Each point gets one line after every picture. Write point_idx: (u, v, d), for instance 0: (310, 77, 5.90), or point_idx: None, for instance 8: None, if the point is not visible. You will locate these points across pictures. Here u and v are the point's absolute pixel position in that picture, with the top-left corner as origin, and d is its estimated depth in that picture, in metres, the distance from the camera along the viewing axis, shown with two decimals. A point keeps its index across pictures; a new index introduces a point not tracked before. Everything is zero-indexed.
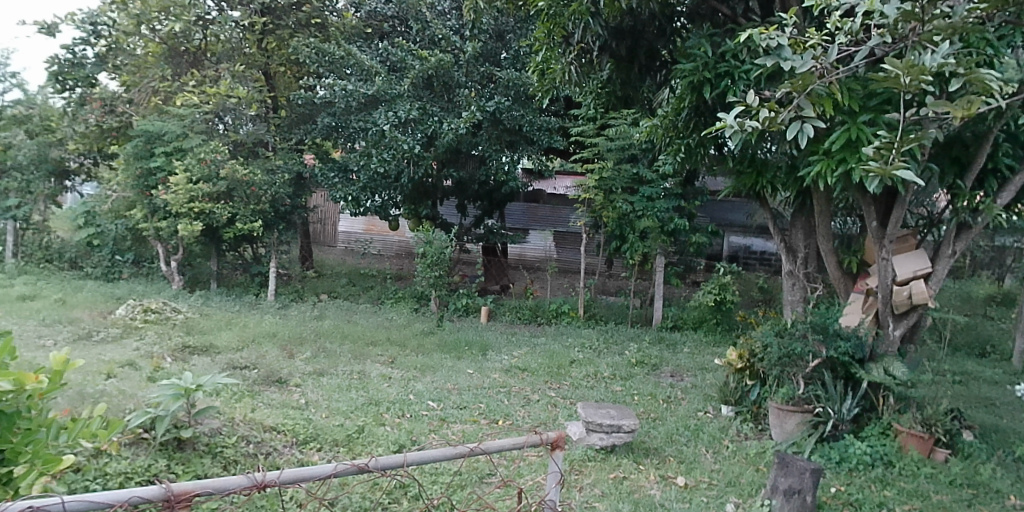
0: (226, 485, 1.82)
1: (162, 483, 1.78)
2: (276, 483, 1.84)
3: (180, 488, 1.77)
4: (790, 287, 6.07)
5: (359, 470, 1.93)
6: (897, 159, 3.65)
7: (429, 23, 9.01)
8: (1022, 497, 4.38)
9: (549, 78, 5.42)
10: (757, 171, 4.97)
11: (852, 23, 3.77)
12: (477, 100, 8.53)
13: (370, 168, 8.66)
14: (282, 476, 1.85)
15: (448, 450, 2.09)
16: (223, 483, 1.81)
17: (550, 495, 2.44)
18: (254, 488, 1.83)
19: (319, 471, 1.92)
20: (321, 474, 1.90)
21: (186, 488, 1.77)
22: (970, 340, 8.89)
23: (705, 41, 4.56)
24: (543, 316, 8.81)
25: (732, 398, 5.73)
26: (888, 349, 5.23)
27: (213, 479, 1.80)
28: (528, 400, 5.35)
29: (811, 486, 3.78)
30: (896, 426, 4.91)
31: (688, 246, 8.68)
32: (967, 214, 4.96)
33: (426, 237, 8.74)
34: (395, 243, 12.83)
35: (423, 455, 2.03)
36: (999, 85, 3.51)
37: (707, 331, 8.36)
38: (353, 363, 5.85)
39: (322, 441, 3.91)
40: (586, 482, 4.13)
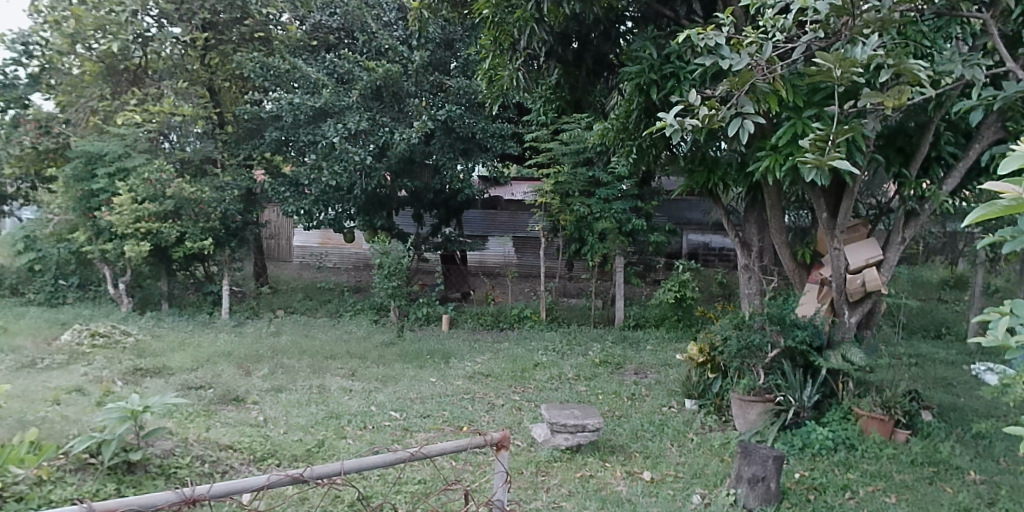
0: (154, 501, 1.80)
1: (82, 503, 1.73)
2: (206, 497, 1.81)
3: (102, 507, 1.73)
4: (746, 281, 6.17)
5: (293, 480, 1.93)
6: (833, 150, 3.78)
7: (375, 34, 9.02)
8: (981, 472, 4.52)
9: (497, 85, 5.41)
10: (708, 169, 5.09)
11: (785, 20, 3.86)
12: (429, 109, 8.62)
13: (322, 180, 8.60)
14: (212, 490, 1.83)
15: (390, 455, 2.10)
16: (150, 500, 1.78)
17: (497, 495, 2.44)
18: (184, 503, 1.82)
19: (254, 482, 1.91)
20: (256, 486, 1.89)
21: (108, 507, 1.73)
22: (926, 324, 9.13)
23: (650, 43, 4.64)
24: (505, 320, 8.82)
25: (695, 392, 5.81)
26: (846, 336, 5.35)
27: (141, 496, 1.76)
28: (492, 405, 5.36)
29: (774, 472, 3.89)
30: (857, 410, 5.04)
31: (647, 246, 8.84)
32: (914, 202, 5.09)
33: (382, 248, 8.72)
34: (353, 255, 12.68)
35: (361, 463, 2.03)
36: (927, 74, 3.63)
37: (670, 327, 8.47)
38: (312, 378, 5.79)
39: (280, 457, 3.86)
40: (553, 483, 4.14)
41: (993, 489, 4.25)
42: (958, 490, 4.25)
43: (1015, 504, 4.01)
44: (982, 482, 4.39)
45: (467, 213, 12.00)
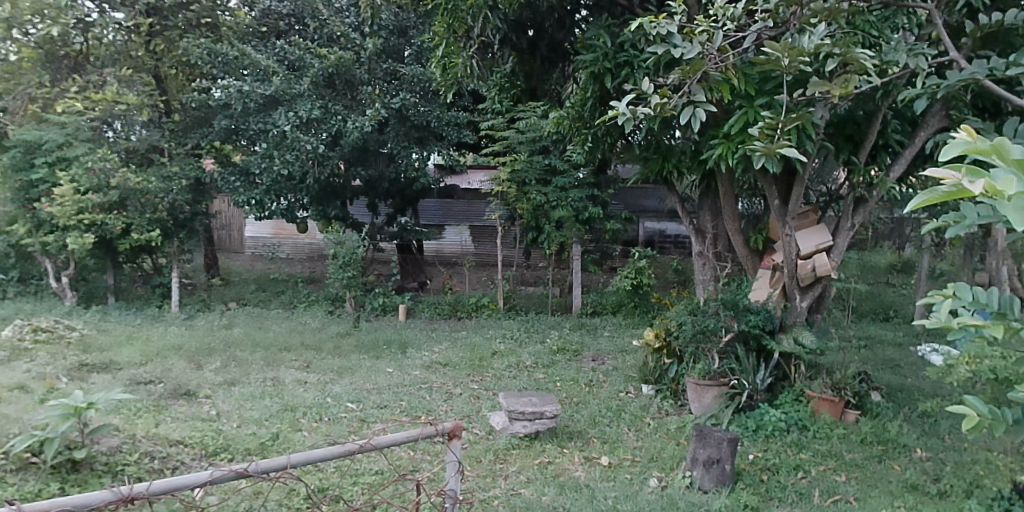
0: (89, 500, 1.76)
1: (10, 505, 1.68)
2: (144, 495, 1.78)
3: (33, 508, 1.68)
4: (701, 267, 6.29)
5: (236, 475, 1.91)
6: (782, 138, 3.86)
7: (327, 20, 8.95)
8: (928, 449, 4.68)
9: (451, 73, 5.32)
10: (662, 157, 5.17)
11: (735, 10, 3.90)
12: (382, 97, 8.56)
13: (273, 170, 8.46)
14: (150, 488, 1.80)
15: (337, 448, 2.09)
16: (84, 499, 1.74)
17: (449, 484, 2.45)
18: (120, 502, 1.78)
19: (196, 479, 1.88)
20: (197, 482, 1.87)
21: (39, 508, 1.68)
22: (874, 307, 9.42)
23: (604, 31, 4.67)
24: (463, 310, 8.82)
25: (652, 378, 5.90)
26: (797, 320, 5.47)
27: (74, 495, 1.72)
28: (450, 394, 5.36)
29: (728, 454, 3.97)
30: (808, 392, 5.18)
31: (603, 234, 8.96)
32: (863, 188, 5.22)
33: (337, 238, 8.61)
34: (306, 246, 12.61)
35: (307, 456, 2.01)
36: (872, 63, 3.72)
37: (626, 314, 8.59)
38: (266, 371, 5.71)
39: (234, 451, 3.80)
40: (512, 470, 4.16)
41: (939, 466, 4.40)
42: (904, 468, 4.40)
43: (959, 479, 4.16)
44: (928, 459, 4.55)
45: (425, 202, 11.94)
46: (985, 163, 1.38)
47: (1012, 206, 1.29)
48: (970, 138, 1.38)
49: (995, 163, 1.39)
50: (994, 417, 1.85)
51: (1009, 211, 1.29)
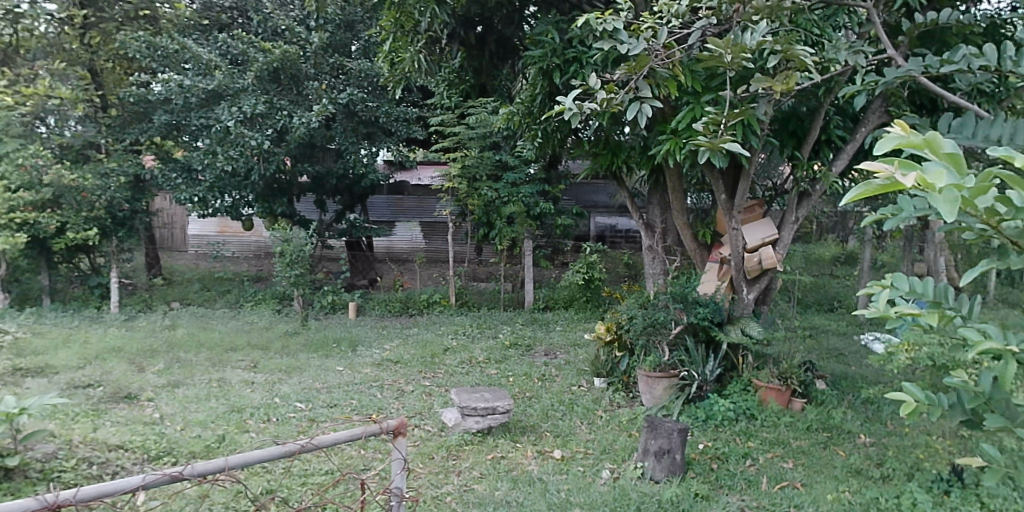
0: (12, 509, 1.70)
1: None
2: (72, 502, 1.73)
3: None
4: (650, 261, 6.40)
5: (171, 479, 1.87)
6: (725, 133, 3.91)
7: (270, 14, 8.77)
8: (870, 435, 4.85)
9: (399, 68, 5.36)
10: (612, 152, 5.24)
11: (678, 6, 3.89)
12: (329, 93, 8.47)
13: (216, 166, 8.28)
14: (79, 494, 1.76)
15: (277, 449, 2.06)
16: (7, 508, 1.68)
17: (395, 482, 2.45)
18: (45, 510, 1.73)
19: (127, 483, 1.83)
20: (129, 487, 1.82)
21: None
22: (819, 298, 9.73)
23: (552, 27, 4.69)
24: (414, 306, 8.78)
25: (603, 371, 5.97)
26: (744, 311, 5.61)
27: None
28: (402, 391, 5.34)
29: (679, 445, 4.05)
30: (756, 381, 5.32)
31: (554, 229, 9.08)
32: (807, 183, 5.39)
33: (283, 235, 8.43)
34: (252, 244, 12.31)
35: (246, 458, 1.98)
36: (812, 60, 3.79)
37: (578, 308, 8.69)
38: (211, 371, 5.58)
39: (177, 454, 3.71)
40: (464, 466, 4.16)
41: (881, 450, 4.57)
42: (849, 453, 4.55)
43: (901, 463, 4.32)
44: (871, 444, 4.71)
45: (373, 198, 11.83)
46: (918, 157, 1.41)
47: (941, 201, 1.33)
48: (904, 134, 1.40)
49: (929, 157, 1.40)
50: (929, 403, 1.81)
51: (938, 206, 1.33)
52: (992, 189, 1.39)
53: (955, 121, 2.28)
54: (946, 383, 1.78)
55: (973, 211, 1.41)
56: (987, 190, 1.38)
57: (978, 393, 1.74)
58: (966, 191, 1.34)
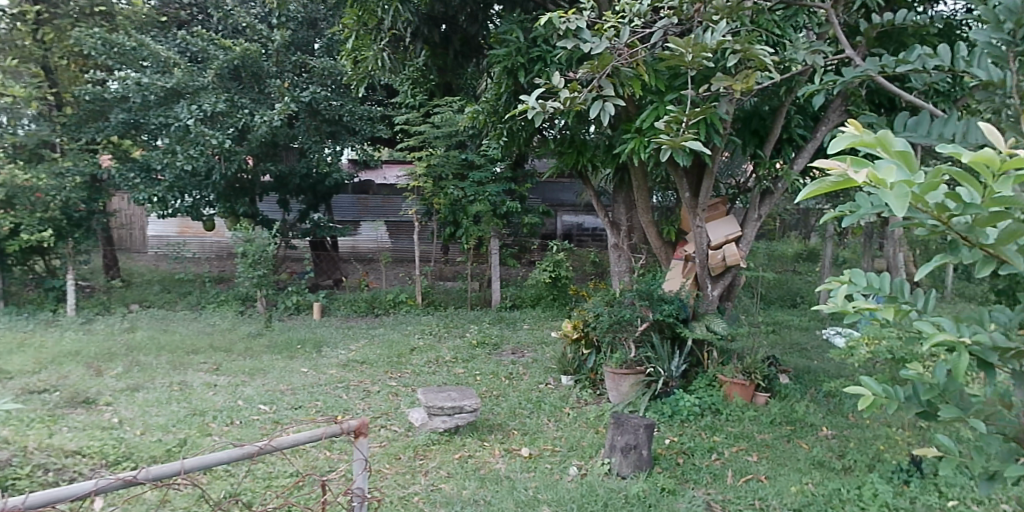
0: None
1: None
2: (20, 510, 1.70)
3: None
4: (616, 259, 6.46)
5: (125, 483, 1.85)
6: (686, 131, 3.94)
7: (231, 11, 8.68)
8: (832, 427, 4.96)
9: (362, 66, 5.33)
10: (577, 151, 5.27)
11: (640, 6, 3.91)
12: (291, 91, 8.38)
13: (176, 166, 8.14)
14: (28, 501, 1.73)
15: (235, 451, 2.05)
16: None
17: (356, 483, 2.45)
18: None
19: (78, 489, 1.80)
20: (80, 493, 1.79)
21: None
22: (782, 294, 9.92)
23: (516, 27, 4.72)
24: (380, 306, 8.75)
25: (570, 368, 6.03)
26: (709, 308, 5.69)
27: None
28: (368, 392, 5.31)
29: (645, 440, 4.10)
30: (720, 377, 5.40)
31: (521, 228, 9.13)
32: (769, 181, 5.48)
33: (246, 235, 8.30)
34: (214, 244, 12.12)
35: (202, 461, 1.97)
36: (771, 59, 3.83)
37: (545, 306, 8.75)
38: (172, 375, 5.49)
39: (137, 459, 3.65)
40: (431, 466, 4.16)
41: (843, 442, 4.67)
42: (811, 445, 4.65)
43: (862, 455, 4.44)
44: (833, 436, 4.82)
45: (339, 198, 11.79)
46: (870, 155, 1.42)
47: (893, 197, 1.34)
48: (857, 133, 1.41)
49: (881, 155, 1.42)
50: (887, 395, 1.81)
51: (890, 202, 1.33)
52: (943, 186, 1.40)
53: (908, 121, 2.31)
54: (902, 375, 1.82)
55: (925, 207, 1.42)
56: (938, 186, 1.39)
57: (933, 385, 1.78)
58: (917, 187, 1.36)
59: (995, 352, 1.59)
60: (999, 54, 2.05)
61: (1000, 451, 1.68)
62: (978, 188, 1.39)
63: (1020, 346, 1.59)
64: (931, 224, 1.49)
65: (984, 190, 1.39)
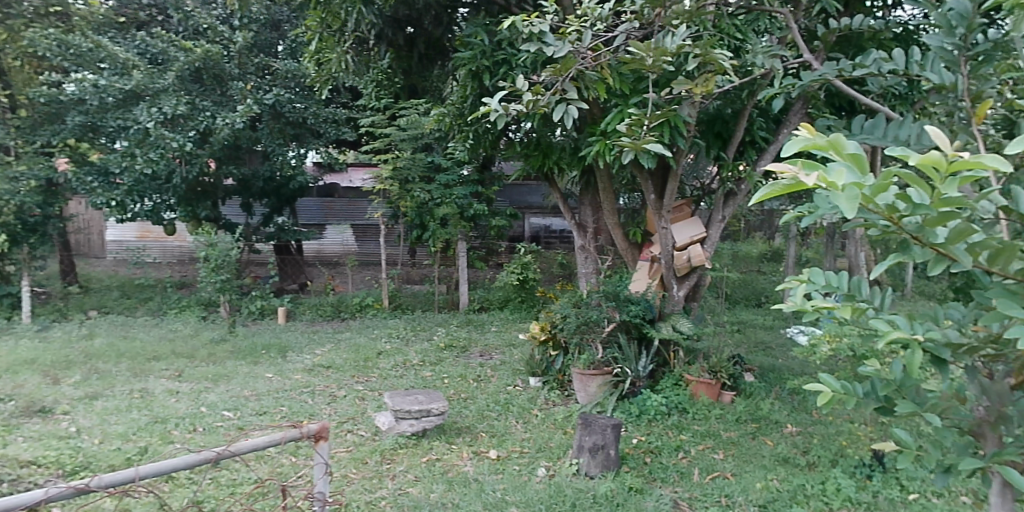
0: None
1: None
2: None
3: None
4: (582, 261, 6.52)
5: (76, 491, 1.81)
6: (648, 134, 3.98)
7: (192, 13, 8.58)
8: (797, 424, 5.06)
9: (325, 68, 5.34)
10: (543, 153, 5.28)
11: (602, 11, 4.01)
12: (254, 93, 8.33)
13: (135, 169, 7.98)
14: None
15: (192, 456, 2.03)
16: None
17: (317, 487, 2.44)
18: None
19: (28, 498, 1.77)
20: (30, 502, 1.75)
21: None
22: (747, 294, 10.10)
23: (481, 30, 4.75)
24: (346, 310, 8.70)
25: (538, 370, 6.04)
26: (675, 308, 5.76)
27: None
28: (334, 397, 5.27)
29: (612, 440, 4.13)
30: (687, 376, 5.47)
31: (488, 230, 9.16)
32: (732, 183, 5.58)
33: (207, 240, 8.16)
34: (175, 249, 11.87)
35: (157, 467, 1.94)
36: (730, 63, 3.90)
37: (513, 308, 8.79)
38: (133, 382, 5.39)
39: (96, 468, 3.58)
40: (399, 470, 4.15)
41: (807, 439, 4.77)
42: (776, 442, 4.74)
43: (825, 450, 4.53)
44: (797, 433, 4.92)
45: (303, 201, 11.71)
46: (823, 158, 1.45)
47: (844, 198, 1.36)
48: (809, 136, 1.44)
49: (833, 157, 1.44)
50: (846, 391, 1.83)
51: (840, 203, 1.36)
52: (893, 187, 1.42)
53: (864, 124, 2.36)
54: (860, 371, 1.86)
55: (875, 209, 1.44)
56: (888, 188, 1.41)
57: (890, 380, 1.83)
58: (867, 190, 1.39)
59: (947, 348, 1.63)
60: (952, 58, 2.11)
61: (955, 444, 1.77)
62: (927, 189, 1.41)
63: (972, 341, 1.62)
64: (883, 225, 1.51)
65: (932, 191, 1.40)
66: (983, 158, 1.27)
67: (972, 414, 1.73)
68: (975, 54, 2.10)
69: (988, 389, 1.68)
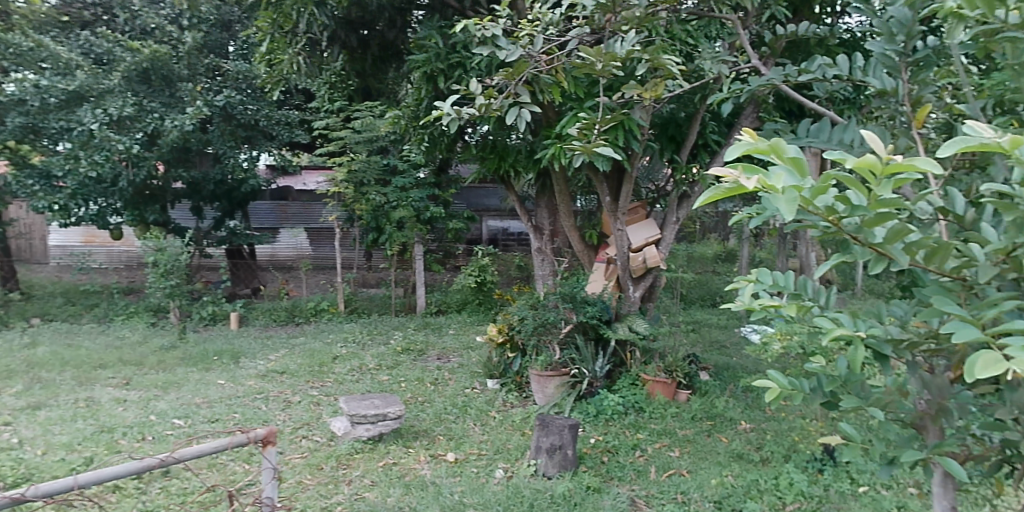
0: None
1: None
2: None
3: None
4: (539, 263, 6.57)
5: (12, 502, 1.78)
6: (598, 138, 4.00)
7: (138, 13, 8.37)
8: (751, 421, 5.18)
9: (277, 69, 5.28)
10: (499, 156, 5.32)
11: (553, 15, 4.01)
12: (204, 95, 8.18)
13: (78, 173, 7.77)
14: None
15: (134, 464, 2.01)
16: None
17: (266, 492, 2.42)
18: None
19: None
20: None
21: None
22: (702, 294, 10.30)
23: (435, 32, 4.76)
24: (301, 315, 8.59)
25: (496, 372, 6.04)
26: (631, 309, 5.84)
27: None
28: (288, 402, 5.21)
29: (570, 440, 4.18)
30: (643, 376, 5.56)
31: (445, 233, 9.16)
32: (686, 186, 5.70)
33: (156, 244, 7.96)
34: (122, 254, 11.43)
35: (97, 475, 1.92)
36: (678, 69, 3.95)
37: (471, 311, 8.81)
38: (78, 391, 5.23)
39: (38, 479, 3.48)
40: (355, 475, 4.12)
41: (760, 435, 4.89)
42: (730, 439, 4.85)
43: (778, 446, 4.65)
44: (751, 429, 5.03)
45: (254, 205, 11.41)
46: (765, 161, 1.46)
47: (782, 199, 1.38)
48: (751, 139, 1.44)
49: (774, 161, 1.46)
50: (793, 387, 1.90)
51: (779, 205, 1.38)
52: (831, 190, 1.45)
53: (810, 127, 2.45)
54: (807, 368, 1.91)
55: (814, 211, 1.47)
56: (827, 190, 1.44)
57: (835, 376, 1.88)
58: (806, 192, 1.41)
59: (888, 343, 1.69)
60: (893, 65, 2.20)
61: (898, 436, 1.85)
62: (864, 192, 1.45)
63: (912, 336, 1.69)
64: (824, 226, 1.54)
65: (869, 193, 1.44)
66: (915, 160, 1.28)
67: (915, 408, 1.82)
68: (916, 59, 2.19)
69: (929, 383, 1.76)
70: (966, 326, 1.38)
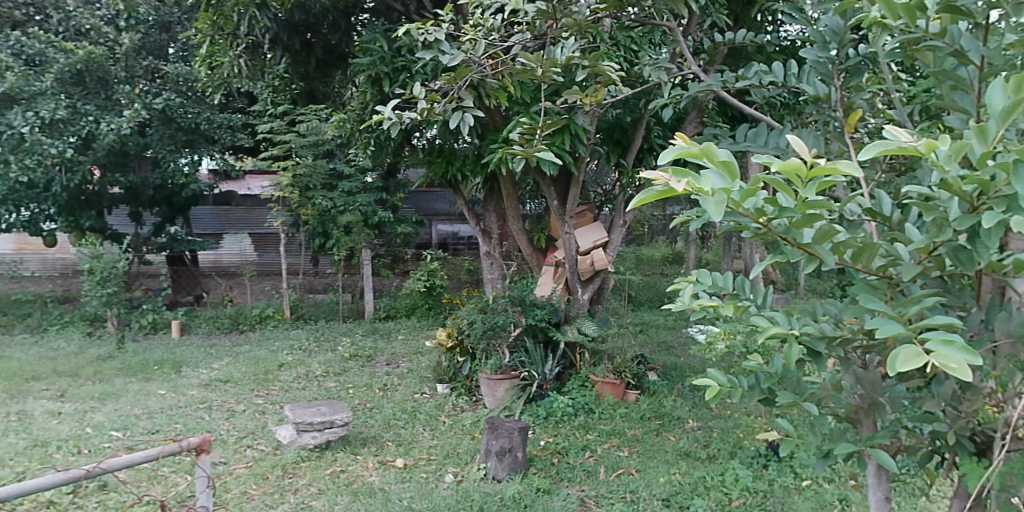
0: None
1: None
2: None
3: None
4: (488, 266, 6.61)
5: None
6: (540, 142, 4.04)
7: (73, 12, 8.05)
8: (697, 419, 5.30)
9: (217, 73, 5.17)
10: (447, 160, 5.34)
11: (494, 20, 4.07)
12: (142, 97, 7.98)
13: (8, 177, 7.48)
14: None
15: (57, 477, 2.02)
16: None
17: (200, 501, 2.41)
18: None
19: None
20: None
21: None
22: (650, 296, 10.49)
23: (380, 36, 4.76)
24: (245, 322, 8.42)
25: (446, 376, 6.03)
26: (580, 311, 5.91)
27: None
28: (233, 412, 5.11)
29: (519, 442, 4.21)
30: (593, 377, 5.64)
31: (394, 238, 9.11)
32: (632, 189, 5.80)
33: (92, 251, 7.69)
34: (57, 261, 11.15)
35: (18, 489, 1.93)
36: (616, 75, 4.01)
37: (420, 316, 8.78)
38: (8, 404, 5.04)
39: None
40: (302, 483, 4.08)
41: (706, 433, 5.01)
42: (676, 437, 4.96)
43: (723, 443, 4.78)
44: (697, 427, 5.16)
45: (195, 211, 11.21)
46: (697, 164, 1.47)
47: (711, 202, 1.41)
48: (683, 143, 1.43)
49: (706, 163, 1.47)
50: (731, 384, 1.99)
51: (708, 207, 1.40)
52: (760, 192, 1.49)
53: (747, 131, 2.53)
54: (746, 366, 2.00)
55: (744, 212, 1.51)
56: (755, 193, 1.48)
57: (771, 373, 1.96)
58: (734, 195, 1.44)
59: (821, 340, 1.76)
60: (825, 71, 2.31)
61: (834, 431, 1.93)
62: (792, 194, 1.49)
63: (843, 333, 1.76)
64: (754, 227, 1.58)
65: (796, 196, 1.48)
66: (836, 163, 1.32)
67: (848, 402, 1.87)
68: (846, 67, 2.30)
69: (863, 378, 1.82)
70: (889, 322, 1.43)
